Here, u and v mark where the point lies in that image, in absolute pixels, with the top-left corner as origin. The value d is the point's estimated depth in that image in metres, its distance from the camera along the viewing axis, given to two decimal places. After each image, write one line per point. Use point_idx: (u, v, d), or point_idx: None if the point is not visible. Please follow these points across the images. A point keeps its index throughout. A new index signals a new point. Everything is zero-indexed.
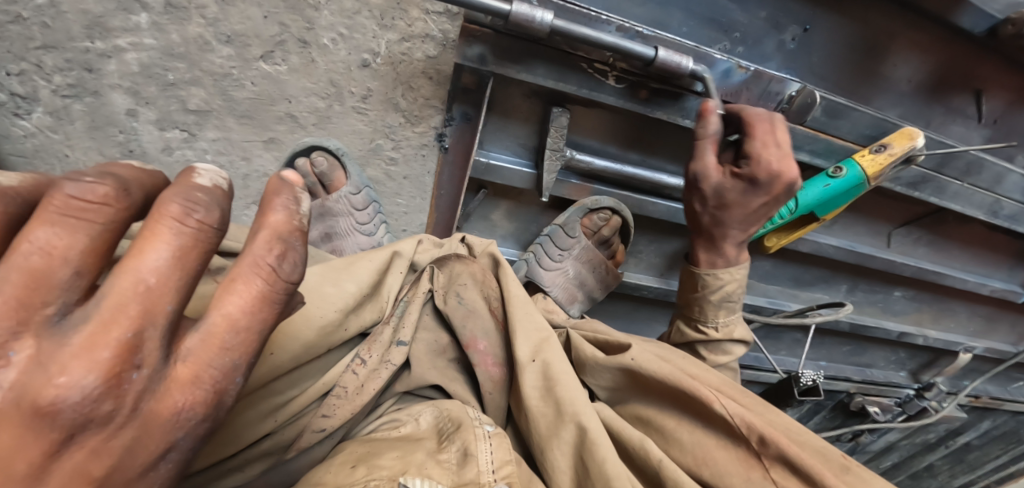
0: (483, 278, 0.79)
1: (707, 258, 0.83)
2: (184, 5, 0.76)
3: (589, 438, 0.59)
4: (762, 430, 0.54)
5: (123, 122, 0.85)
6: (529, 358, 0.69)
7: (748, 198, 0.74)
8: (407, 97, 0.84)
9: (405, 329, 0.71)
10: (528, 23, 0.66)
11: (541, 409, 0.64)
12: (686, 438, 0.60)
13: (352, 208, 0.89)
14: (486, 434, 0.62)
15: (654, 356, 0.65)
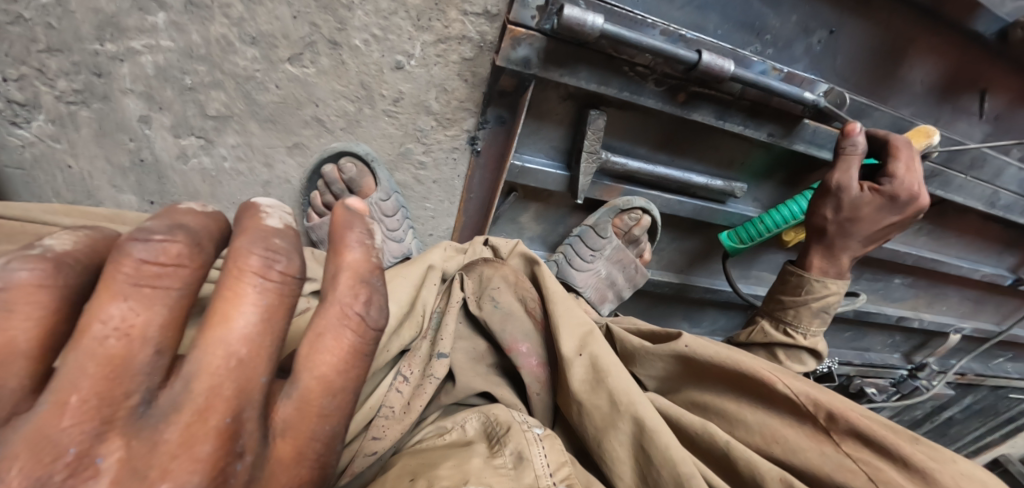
0: (520, 278, 0.71)
1: (819, 265, 0.80)
2: (205, 4, 0.71)
3: (646, 428, 0.51)
4: (833, 407, 0.49)
5: (135, 129, 0.80)
6: (574, 352, 0.60)
7: (876, 212, 0.74)
8: (442, 100, 0.82)
9: (444, 340, 0.62)
10: (579, 27, 0.66)
11: (593, 401, 0.56)
12: (751, 422, 0.53)
13: (382, 215, 0.87)
14: (539, 439, 0.55)
15: (707, 339, 0.58)
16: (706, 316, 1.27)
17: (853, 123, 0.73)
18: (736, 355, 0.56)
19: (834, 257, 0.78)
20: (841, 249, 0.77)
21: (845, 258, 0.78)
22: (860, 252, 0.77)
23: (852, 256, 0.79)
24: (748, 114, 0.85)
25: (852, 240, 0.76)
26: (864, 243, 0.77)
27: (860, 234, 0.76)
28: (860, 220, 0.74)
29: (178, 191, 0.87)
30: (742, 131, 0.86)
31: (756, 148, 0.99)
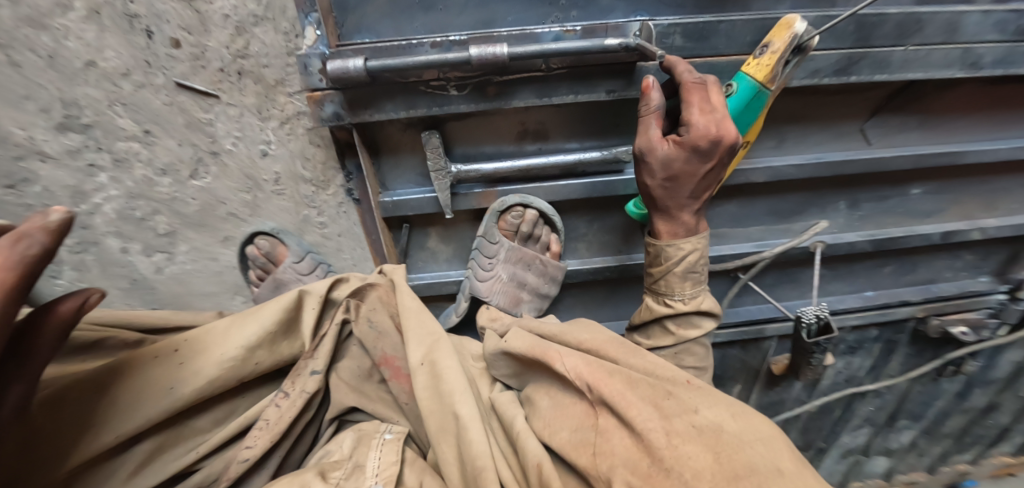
0: (388, 301, 0.83)
1: (667, 229, 0.84)
2: (125, 158, 0.95)
3: (463, 420, 0.67)
4: (593, 383, 0.64)
5: (122, 258, 1.07)
6: (418, 361, 0.73)
7: (688, 164, 0.74)
8: (308, 167, 0.95)
9: (316, 360, 0.76)
10: (347, 74, 0.76)
11: (429, 406, 0.70)
12: (546, 402, 0.70)
13: (299, 274, 0.98)
14: (381, 442, 0.70)
15: (521, 335, 0.74)
16: None
17: (649, 79, 0.72)
18: (541, 348, 0.71)
19: (676, 220, 0.82)
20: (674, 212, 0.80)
21: (686, 218, 0.82)
22: (696, 209, 0.81)
23: (691, 213, 0.81)
24: (573, 81, 0.84)
25: (685, 204, 0.80)
26: (694, 195, 0.79)
27: (685, 191, 0.78)
28: (677, 177, 0.76)
29: (166, 295, 1.13)
30: (575, 97, 0.86)
31: (631, 108, 0.94)
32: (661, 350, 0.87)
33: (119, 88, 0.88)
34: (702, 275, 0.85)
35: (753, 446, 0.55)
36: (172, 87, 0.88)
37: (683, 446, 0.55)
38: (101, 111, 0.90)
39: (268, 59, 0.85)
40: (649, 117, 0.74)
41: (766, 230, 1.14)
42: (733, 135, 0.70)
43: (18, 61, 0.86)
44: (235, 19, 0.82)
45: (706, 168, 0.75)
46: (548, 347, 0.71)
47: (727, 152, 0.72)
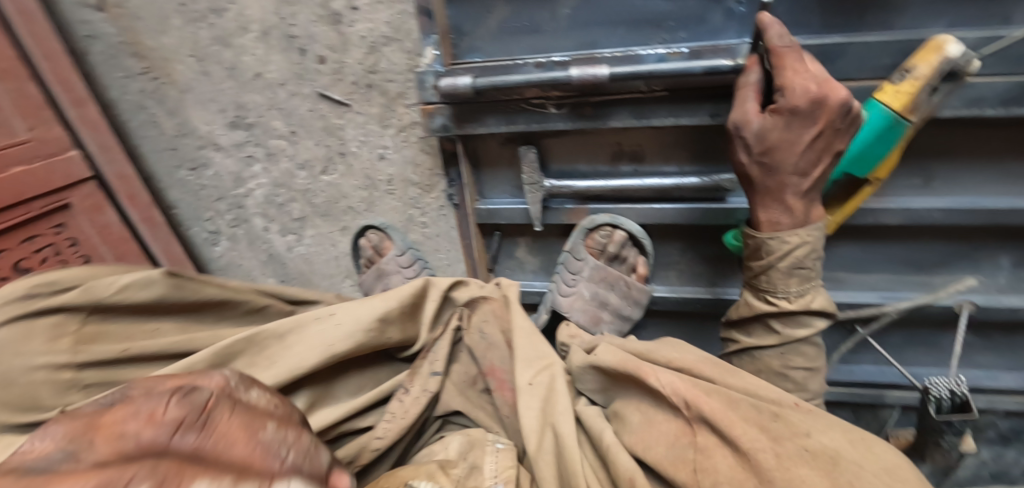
0: (502, 315, 0.82)
1: (768, 219, 0.77)
2: (275, 153, 1.13)
3: (565, 443, 0.64)
4: (695, 403, 0.58)
5: (264, 236, 1.27)
6: (527, 381, 0.71)
7: (790, 132, 0.69)
8: (416, 172, 1.05)
9: (438, 362, 0.78)
10: (455, 91, 0.82)
11: (529, 422, 0.67)
12: (640, 421, 0.64)
13: (399, 266, 1.07)
14: (494, 450, 0.71)
15: (615, 351, 0.70)
16: None
17: (752, 57, 0.73)
18: (635, 365, 0.66)
19: (781, 206, 0.75)
20: (776, 191, 0.74)
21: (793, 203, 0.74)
22: (803, 189, 0.73)
23: (800, 197, 0.74)
24: (673, 104, 0.82)
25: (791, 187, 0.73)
26: (798, 171, 0.72)
27: (788, 163, 0.71)
28: (775, 149, 0.70)
29: (293, 270, 1.31)
30: (675, 121, 0.83)
31: None
32: (765, 350, 0.79)
33: (277, 95, 1.05)
34: (814, 270, 0.76)
35: (872, 472, 0.50)
36: (316, 96, 1.02)
37: (796, 469, 0.50)
38: (262, 113, 1.08)
39: (393, 75, 0.95)
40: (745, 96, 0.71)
41: (894, 280, 0.99)
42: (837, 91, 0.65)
43: (209, 71, 1.06)
44: (370, 39, 0.93)
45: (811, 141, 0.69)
46: (642, 364, 0.66)
47: (835, 111, 0.66)
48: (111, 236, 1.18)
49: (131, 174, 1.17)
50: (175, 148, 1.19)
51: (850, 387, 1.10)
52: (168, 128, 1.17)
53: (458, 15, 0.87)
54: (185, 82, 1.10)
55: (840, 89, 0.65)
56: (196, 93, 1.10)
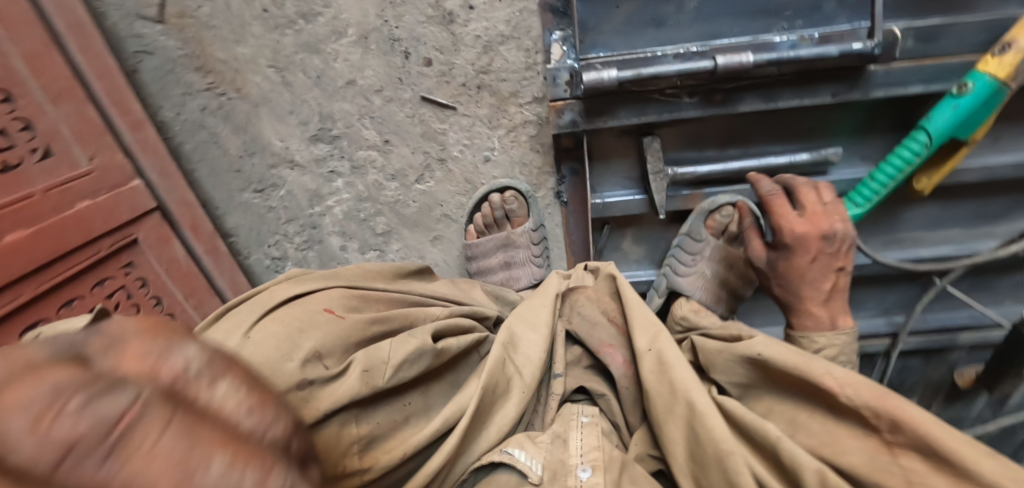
0: (601, 299, 0.81)
1: (811, 324, 0.72)
2: (362, 164, 1.07)
3: (698, 410, 0.56)
4: (896, 414, 0.48)
5: (340, 255, 1.19)
6: (646, 347, 0.67)
7: (798, 260, 0.72)
8: (525, 172, 1.03)
9: (555, 363, 0.74)
10: (600, 84, 0.82)
11: (654, 389, 0.62)
12: (814, 426, 0.54)
13: (530, 242, 1.04)
14: (580, 424, 0.61)
15: (782, 347, 0.59)
16: (867, 296, 1.15)
17: (744, 203, 0.82)
18: (811, 365, 0.55)
19: (811, 317, 0.72)
20: (805, 309, 0.72)
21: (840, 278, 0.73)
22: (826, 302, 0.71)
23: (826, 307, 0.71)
24: (799, 87, 0.87)
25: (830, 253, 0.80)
26: (823, 294, 0.72)
27: (807, 284, 0.72)
28: (793, 275, 0.73)
29: None
30: (800, 102, 0.88)
31: (838, 110, 0.96)
32: None
33: (371, 102, 1.00)
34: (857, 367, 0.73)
35: None
36: (417, 101, 0.98)
37: None
38: (351, 123, 1.02)
39: (506, 74, 0.94)
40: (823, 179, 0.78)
41: (964, 234, 1.10)
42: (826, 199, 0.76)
43: (290, 81, 1.00)
44: (485, 39, 0.92)
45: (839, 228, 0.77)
46: (821, 365, 0.55)
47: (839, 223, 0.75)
48: (177, 272, 1.04)
49: (193, 201, 1.08)
50: (240, 169, 1.10)
51: (928, 335, 1.16)
52: (233, 147, 1.08)
53: (585, 10, 0.86)
54: (260, 96, 1.02)
55: (842, 226, 0.71)
56: (273, 106, 1.03)
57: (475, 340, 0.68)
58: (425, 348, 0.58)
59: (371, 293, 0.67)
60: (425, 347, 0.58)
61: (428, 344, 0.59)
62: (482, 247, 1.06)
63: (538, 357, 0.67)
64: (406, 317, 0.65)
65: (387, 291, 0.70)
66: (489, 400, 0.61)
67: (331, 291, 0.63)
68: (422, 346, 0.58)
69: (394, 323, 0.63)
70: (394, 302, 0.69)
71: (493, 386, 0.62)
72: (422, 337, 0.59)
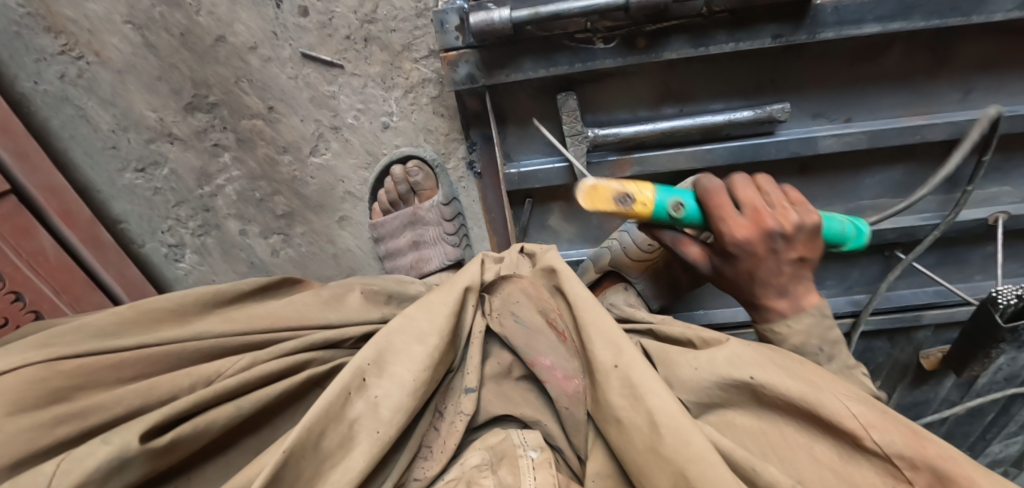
0: (538, 292, 0.64)
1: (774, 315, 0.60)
2: (249, 137, 0.94)
3: (687, 461, 0.41)
4: (937, 469, 0.38)
5: (241, 241, 1.06)
6: (608, 364, 0.50)
7: (756, 265, 0.56)
8: (432, 140, 0.91)
9: (468, 373, 0.60)
10: (491, 26, 0.69)
11: (633, 432, 0.46)
12: (829, 478, 0.41)
13: (441, 218, 0.93)
14: (531, 464, 0.51)
15: (781, 369, 0.45)
16: (827, 272, 1.04)
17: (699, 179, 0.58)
18: (822, 396, 0.43)
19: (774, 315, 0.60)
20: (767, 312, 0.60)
21: (810, 297, 0.59)
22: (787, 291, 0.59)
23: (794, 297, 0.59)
24: (734, 26, 0.74)
25: (777, 291, 0.58)
26: (786, 294, 0.59)
27: (769, 286, 0.58)
28: (750, 280, 0.58)
29: None
30: (735, 46, 0.75)
31: (785, 58, 0.82)
32: None
33: (247, 64, 0.87)
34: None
35: None
36: (298, 59, 0.85)
37: None
38: (229, 89, 0.89)
39: (396, 24, 0.81)
40: (747, 190, 0.56)
41: (938, 203, 0.94)
42: (793, 217, 0.54)
43: (154, 42, 0.87)
44: None
45: (784, 246, 0.55)
46: (835, 396, 0.43)
47: (810, 234, 0.55)
48: (45, 266, 0.91)
49: (61, 185, 0.92)
50: (115, 146, 0.96)
51: (889, 314, 1.05)
52: (104, 122, 0.94)
53: None
54: (123, 61, 0.88)
55: (795, 215, 0.54)
56: (139, 72, 0.89)
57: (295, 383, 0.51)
58: (132, 457, 0.40)
59: (101, 359, 0.47)
60: (131, 452, 0.40)
61: (134, 443, 0.40)
62: (389, 225, 0.95)
63: (402, 382, 0.51)
64: (149, 389, 0.46)
65: (135, 348, 0.49)
66: (297, 469, 0.45)
67: (9, 377, 0.42)
68: (121, 454, 0.40)
69: (107, 415, 0.43)
70: (161, 360, 0.50)
71: (318, 433, 0.47)
72: (129, 435, 0.40)
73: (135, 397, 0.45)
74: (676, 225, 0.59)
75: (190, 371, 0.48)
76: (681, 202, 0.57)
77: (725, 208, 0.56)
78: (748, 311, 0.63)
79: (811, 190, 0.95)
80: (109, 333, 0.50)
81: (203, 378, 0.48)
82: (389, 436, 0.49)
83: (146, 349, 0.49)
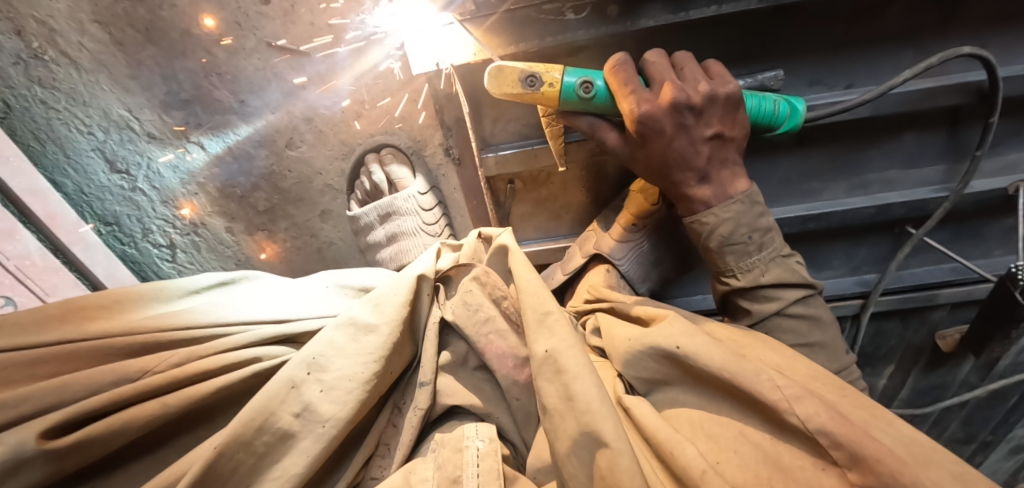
0: (489, 280, 0.64)
1: (706, 199, 0.61)
2: (224, 132, 0.93)
3: (604, 442, 0.43)
4: (858, 449, 0.39)
5: (227, 239, 1.06)
6: (542, 350, 0.52)
7: (677, 141, 0.58)
8: (406, 126, 0.90)
9: (423, 367, 0.58)
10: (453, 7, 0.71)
11: (558, 419, 0.47)
12: (750, 451, 0.43)
13: (419, 207, 0.91)
14: (476, 453, 0.50)
15: (709, 341, 0.48)
16: (833, 253, 0.97)
17: (610, 61, 0.60)
18: (743, 366, 0.45)
19: (698, 199, 0.61)
20: (695, 199, 0.61)
21: (737, 184, 0.61)
22: (711, 174, 0.60)
23: (717, 177, 0.61)
24: None
25: (698, 175, 0.60)
26: (710, 176, 0.60)
27: (694, 165, 0.59)
28: (672, 161, 0.59)
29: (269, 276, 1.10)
30: (718, 10, 0.69)
31: (777, 21, 0.76)
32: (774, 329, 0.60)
33: (215, 57, 0.86)
34: (765, 209, 0.60)
35: None
36: (264, 49, 0.84)
37: None
38: (199, 84, 0.88)
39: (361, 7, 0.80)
40: (659, 67, 0.59)
41: (946, 172, 0.86)
42: (704, 86, 0.57)
43: (121, 40, 0.86)
44: None
45: (695, 121, 0.58)
46: (759, 369, 0.45)
47: (723, 107, 0.58)
48: (31, 269, 0.94)
49: (44, 189, 0.94)
50: (97, 148, 0.95)
51: (902, 294, 0.98)
52: (82, 123, 0.93)
53: None
54: (93, 60, 0.88)
55: (705, 84, 0.57)
56: (109, 70, 0.88)
57: (239, 378, 0.47)
58: (28, 458, 0.38)
59: (20, 354, 0.46)
60: (25, 452, 0.38)
61: (29, 442, 0.38)
62: (367, 216, 0.93)
63: (349, 375, 0.49)
64: (64, 387, 0.43)
65: (56, 343, 0.47)
66: (228, 466, 0.43)
67: None
68: (15, 455, 0.38)
69: (12, 413, 0.41)
70: (84, 356, 0.47)
71: (252, 430, 0.44)
72: (27, 434, 0.39)
73: (47, 395, 0.43)
74: (589, 108, 0.62)
75: (114, 367, 0.45)
76: (589, 80, 0.60)
77: (634, 83, 0.58)
78: (677, 203, 0.63)
79: (812, 164, 0.88)
80: (38, 325, 0.48)
81: (128, 375, 0.45)
82: (333, 430, 0.46)
83: (68, 344, 0.47)
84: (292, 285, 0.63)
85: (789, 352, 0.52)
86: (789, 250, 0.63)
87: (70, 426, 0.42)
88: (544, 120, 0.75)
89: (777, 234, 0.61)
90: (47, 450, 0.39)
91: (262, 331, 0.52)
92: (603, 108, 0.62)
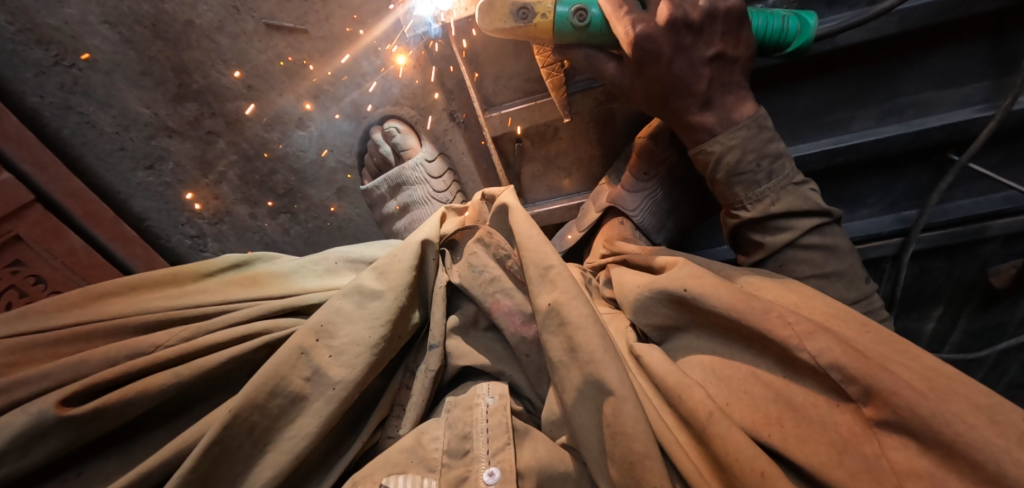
0: (495, 240, 0.63)
1: (709, 125, 0.58)
2: (236, 119, 0.98)
3: (607, 390, 0.43)
4: (872, 384, 0.36)
5: (253, 225, 1.10)
6: (544, 303, 0.51)
7: (675, 62, 0.55)
8: (409, 95, 0.93)
9: (433, 330, 0.59)
10: None
11: (562, 371, 0.47)
12: (760, 392, 0.42)
13: (428, 176, 0.92)
14: (484, 409, 0.50)
15: (717, 281, 0.46)
16: (869, 190, 0.90)
17: None
18: (751, 303, 0.43)
19: (701, 127, 0.58)
20: (699, 127, 0.58)
21: (743, 108, 0.57)
22: (715, 98, 0.57)
23: (722, 102, 0.57)
24: None
25: (701, 100, 0.57)
26: (713, 100, 0.57)
27: (694, 89, 0.56)
28: (671, 87, 0.57)
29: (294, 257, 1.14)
30: None
31: None
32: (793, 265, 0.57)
33: (219, 45, 0.91)
34: (774, 133, 0.57)
35: None
36: (263, 31, 0.90)
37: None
38: (208, 72, 0.92)
39: None
40: None
41: (991, 89, 0.77)
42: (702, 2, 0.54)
43: (132, 38, 0.90)
44: None
45: (694, 40, 0.55)
46: (768, 305, 0.42)
47: (725, 23, 0.55)
48: None
49: (81, 190, 0.95)
50: (122, 148, 0.98)
51: (944, 230, 0.91)
52: (107, 124, 0.96)
53: None
54: (108, 60, 0.91)
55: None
56: (124, 70, 0.92)
57: (248, 349, 0.49)
58: (50, 426, 0.42)
59: (37, 337, 0.49)
60: (47, 419, 0.42)
61: (49, 411, 0.42)
62: (378, 189, 0.96)
63: (356, 340, 0.51)
64: (81, 362, 0.47)
65: (73, 326, 0.51)
66: (243, 427, 0.45)
67: None
68: (39, 422, 0.41)
69: (36, 388, 0.45)
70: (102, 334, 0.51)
71: (265, 394, 0.46)
72: (45, 403, 0.42)
73: (65, 371, 0.46)
74: (584, 39, 0.60)
75: (127, 344, 0.49)
76: (584, 8, 0.58)
77: (629, 4, 0.55)
78: (680, 132, 0.60)
79: (834, 92, 0.82)
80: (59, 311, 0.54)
81: (140, 350, 0.48)
82: (343, 392, 0.47)
83: (85, 326, 0.51)
84: (301, 261, 0.65)
85: (809, 291, 0.49)
86: (802, 178, 0.59)
87: (91, 397, 0.45)
88: (544, 69, 0.74)
89: (788, 161, 0.58)
90: (65, 419, 0.42)
91: (268, 305, 0.54)
92: (599, 38, 0.60)
